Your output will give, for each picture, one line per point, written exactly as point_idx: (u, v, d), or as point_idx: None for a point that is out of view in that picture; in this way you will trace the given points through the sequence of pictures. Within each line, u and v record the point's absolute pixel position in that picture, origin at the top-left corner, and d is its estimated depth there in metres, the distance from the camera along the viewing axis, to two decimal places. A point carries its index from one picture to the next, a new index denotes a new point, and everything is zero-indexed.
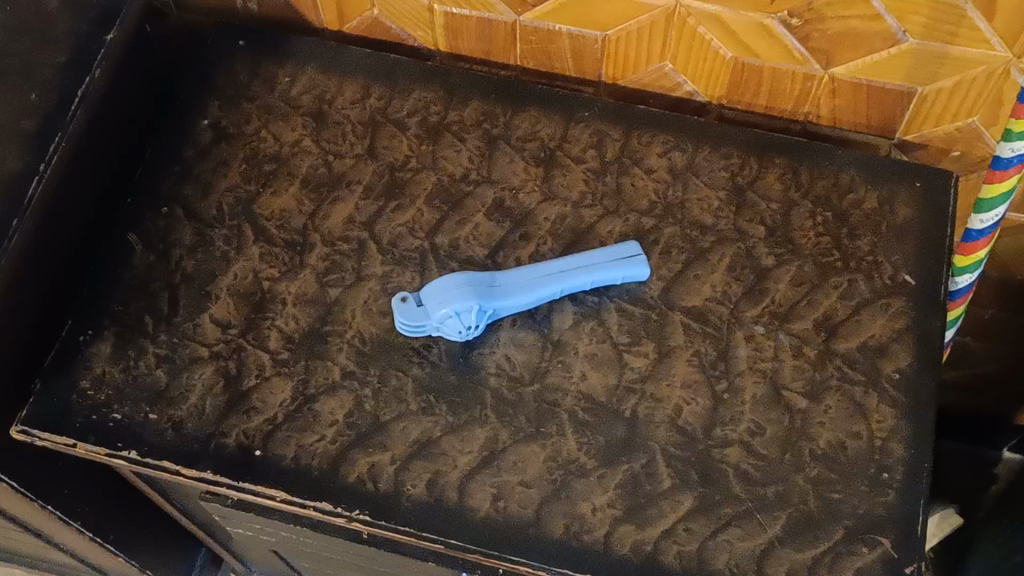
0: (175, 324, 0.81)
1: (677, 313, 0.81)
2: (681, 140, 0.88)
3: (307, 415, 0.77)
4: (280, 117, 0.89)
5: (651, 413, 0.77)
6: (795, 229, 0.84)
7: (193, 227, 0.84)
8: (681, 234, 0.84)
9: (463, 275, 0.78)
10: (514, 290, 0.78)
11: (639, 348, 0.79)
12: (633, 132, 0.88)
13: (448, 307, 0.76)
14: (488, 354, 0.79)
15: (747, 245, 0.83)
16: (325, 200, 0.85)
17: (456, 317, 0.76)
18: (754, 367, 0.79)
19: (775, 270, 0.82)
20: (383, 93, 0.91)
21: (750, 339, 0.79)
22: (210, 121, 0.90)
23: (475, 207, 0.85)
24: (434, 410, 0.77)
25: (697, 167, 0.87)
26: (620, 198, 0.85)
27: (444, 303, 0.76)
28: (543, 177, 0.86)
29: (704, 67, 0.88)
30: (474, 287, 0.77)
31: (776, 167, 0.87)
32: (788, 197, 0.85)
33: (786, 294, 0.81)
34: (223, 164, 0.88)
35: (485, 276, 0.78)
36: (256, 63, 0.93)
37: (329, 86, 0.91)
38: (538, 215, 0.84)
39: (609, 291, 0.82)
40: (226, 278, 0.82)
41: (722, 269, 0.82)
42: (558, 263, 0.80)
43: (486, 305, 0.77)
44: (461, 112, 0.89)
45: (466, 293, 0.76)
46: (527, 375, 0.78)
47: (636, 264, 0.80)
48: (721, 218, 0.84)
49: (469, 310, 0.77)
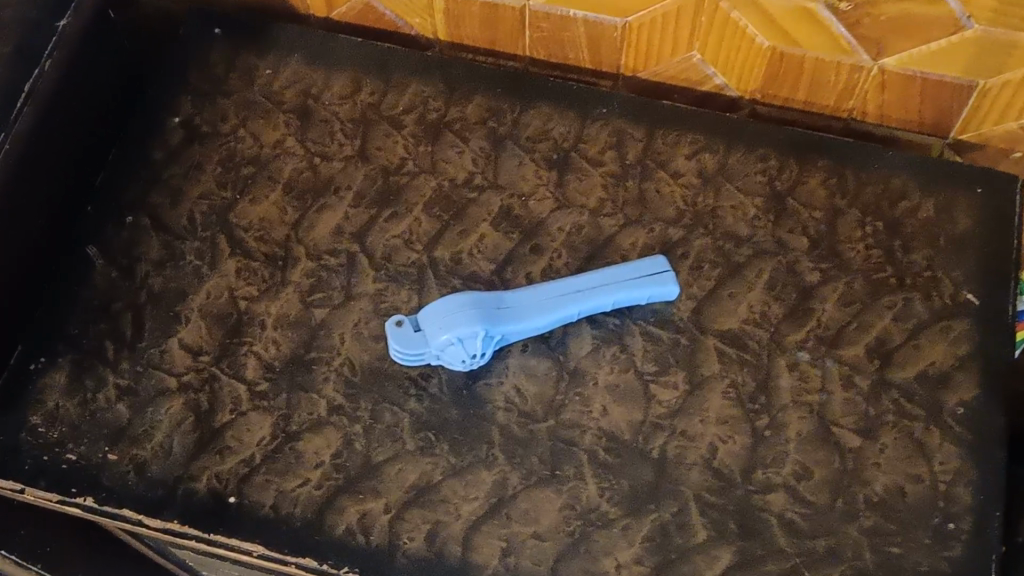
0: (139, 350, 0.71)
1: (710, 338, 0.71)
2: (711, 139, 0.78)
3: (288, 455, 0.67)
4: (260, 115, 0.79)
5: (681, 454, 0.67)
6: (842, 241, 0.74)
7: (161, 240, 0.74)
8: (713, 247, 0.74)
9: (468, 295, 0.68)
10: (526, 313, 0.68)
11: (667, 378, 0.70)
12: (657, 131, 0.78)
13: (450, 332, 0.67)
14: (496, 386, 0.70)
15: (788, 259, 0.73)
16: (310, 208, 0.76)
17: (460, 344, 0.67)
18: (799, 400, 0.69)
19: (820, 288, 0.73)
20: (376, 87, 0.80)
21: (793, 368, 0.70)
22: (181, 118, 0.80)
23: (479, 215, 0.75)
24: (433, 450, 0.67)
25: (731, 171, 0.77)
26: (644, 206, 0.75)
27: (446, 328, 0.67)
28: (556, 181, 0.76)
29: (737, 57, 0.78)
30: (478, 310, 0.67)
31: (820, 170, 0.77)
32: (833, 205, 0.75)
33: (833, 316, 0.72)
34: (195, 167, 0.77)
35: (493, 296, 0.69)
36: (233, 54, 0.82)
37: (315, 79, 0.81)
38: (551, 225, 0.75)
39: (633, 312, 0.72)
40: (197, 297, 0.72)
41: (759, 287, 0.73)
42: (576, 281, 0.70)
43: (494, 330, 0.68)
44: (464, 109, 0.79)
45: (471, 317, 0.67)
46: (540, 409, 0.69)
47: (665, 281, 0.71)
48: (758, 228, 0.75)
49: (475, 336, 0.67)
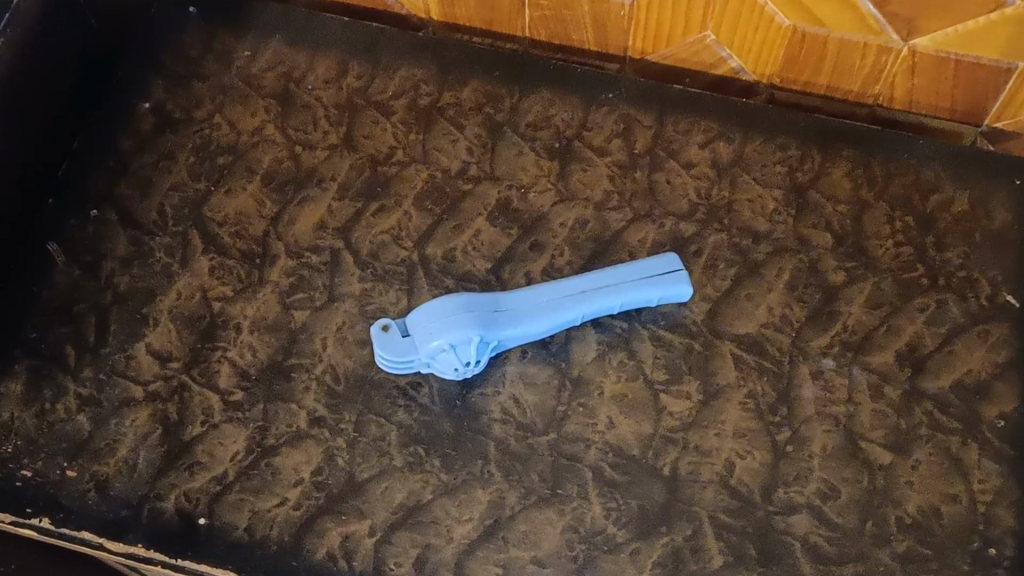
0: (103, 357, 0.65)
1: (726, 343, 0.65)
2: (726, 127, 0.72)
3: (264, 472, 0.62)
4: (238, 100, 0.73)
5: (695, 471, 0.61)
6: (869, 237, 0.68)
7: (128, 236, 0.68)
8: (728, 244, 0.68)
9: (461, 297, 0.62)
10: (525, 316, 0.62)
11: (679, 388, 0.64)
12: (668, 118, 0.72)
13: (442, 338, 0.60)
14: (492, 396, 0.64)
15: (811, 257, 0.67)
16: (291, 201, 0.69)
17: (453, 351, 0.61)
18: (824, 412, 0.63)
19: (846, 289, 0.67)
20: (364, 70, 0.74)
21: (817, 377, 0.64)
22: (152, 104, 0.74)
23: (475, 209, 0.69)
24: (424, 467, 0.61)
25: (748, 161, 0.71)
26: (654, 199, 0.69)
27: (437, 334, 0.61)
28: (558, 172, 0.70)
29: (754, 37, 0.72)
30: (473, 314, 0.61)
31: (844, 160, 0.71)
32: (859, 198, 0.70)
33: (860, 319, 0.66)
34: (167, 157, 0.71)
35: (488, 298, 0.63)
36: (209, 35, 0.76)
37: (297, 61, 0.75)
38: (553, 220, 0.69)
39: (642, 315, 0.66)
40: (167, 298, 0.67)
41: (780, 288, 0.67)
42: (579, 281, 0.64)
43: (490, 335, 0.61)
44: (459, 94, 0.73)
45: (465, 321, 0.61)
46: (540, 422, 0.63)
47: (677, 281, 0.65)
48: (778, 224, 0.69)
49: (469, 342, 0.61)
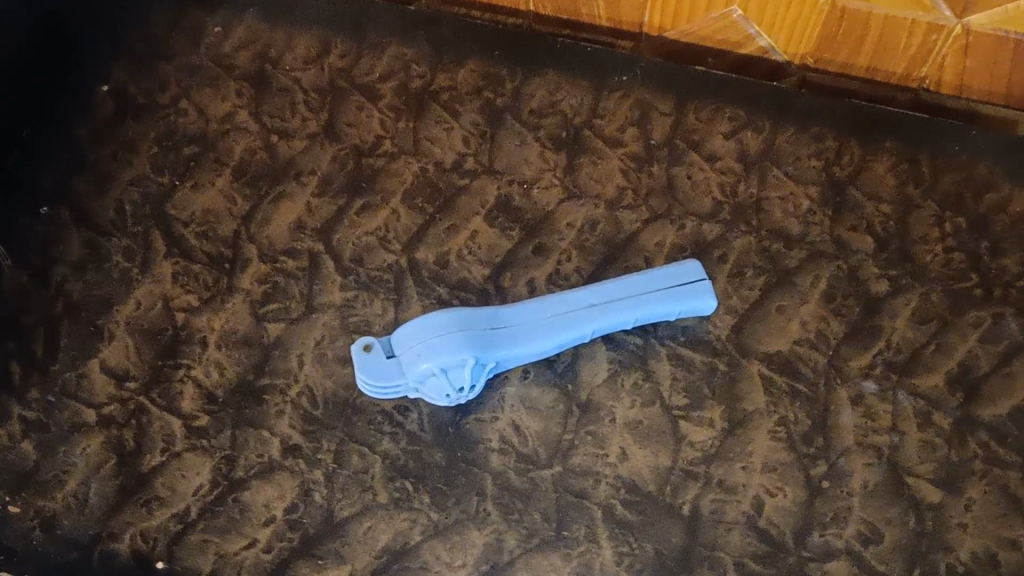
0: (52, 375, 0.58)
1: (754, 363, 0.58)
2: (754, 115, 0.64)
3: (231, 509, 0.54)
4: (206, 82, 0.66)
5: (719, 511, 0.54)
6: (915, 241, 0.61)
7: (83, 236, 0.61)
8: (757, 248, 0.60)
9: (455, 312, 0.55)
10: (527, 334, 0.55)
11: (701, 414, 0.56)
12: (688, 104, 0.64)
13: (431, 361, 0.53)
14: (489, 423, 0.56)
15: (851, 263, 0.60)
16: (265, 196, 0.62)
17: (443, 376, 0.53)
18: (865, 443, 0.55)
19: (889, 301, 0.59)
20: (348, 48, 0.67)
21: (857, 402, 0.56)
22: (112, 87, 0.66)
23: (471, 207, 0.61)
24: (412, 504, 0.54)
25: (779, 154, 0.63)
26: (673, 196, 0.62)
27: (425, 355, 0.53)
28: (565, 165, 0.63)
29: (788, 13, 0.64)
30: (466, 333, 0.54)
31: (887, 153, 0.63)
32: (904, 196, 0.62)
33: (905, 336, 0.58)
34: (127, 147, 0.64)
35: (485, 313, 0.55)
36: (176, 10, 0.69)
37: (274, 39, 0.67)
38: (559, 220, 0.61)
39: (659, 330, 0.59)
40: (125, 309, 0.59)
41: (815, 299, 0.59)
42: (588, 294, 0.57)
43: (486, 357, 0.54)
44: (454, 75, 0.66)
45: (457, 341, 0.53)
46: (544, 452, 0.55)
47: (700, 292, 0.57)
48: (813, 226, 0.61)
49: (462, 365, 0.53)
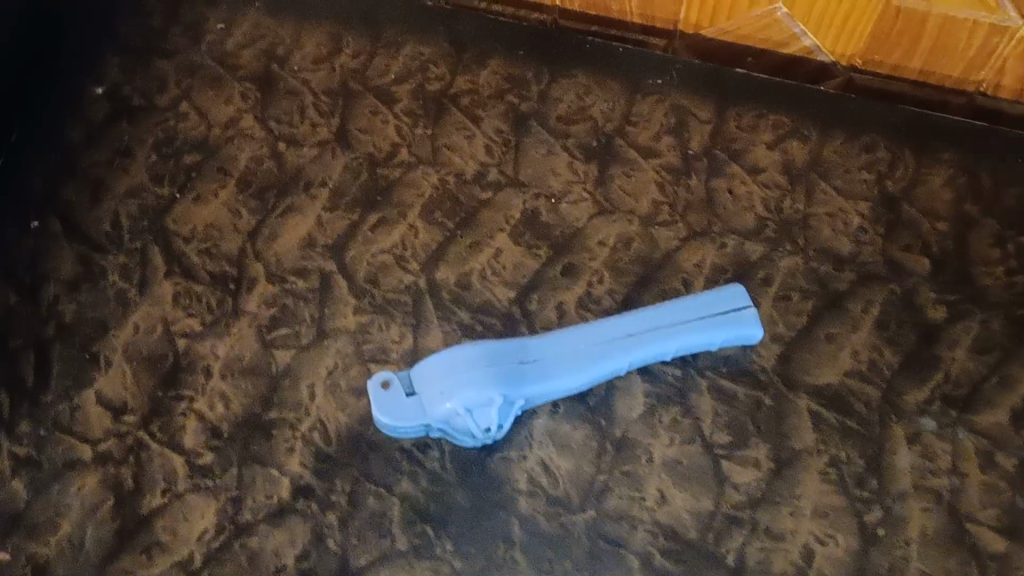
0: (43, 406, 0.53)
1: (802, 397, 0.53)
2: (800, 124, 0.60)
3: (238, 556, 0.50)
4: (208, 82, 0.61)
5: (767, 560, 0.49)
6: (974, 262, 0.56)
7: (75, 252, 0.56)
8: (804, 270, 0.56)
9: (480, 345, 0.50)
10: (559, 369, 0.51)
11: (746, 453, 0.52)
12: (728, 111, 0.60)
13: (454, 400, 0.49)
14: (516, 462, 0.52)
15: (906, 287, 0.56)
16: (273, 209, 0.57)
17: (467, 417, 0.49)
18: (921, 486, 0.51)
19: (947, 329, 0.55)
20: (360, 46, 0.62)
21: (913, 441, 0.52)
22: (106, 88, 0.61)
23: (495, 223, 0.57)
24: (435, 552, 0.50)
25: (827, 166, 0.59)
26: (714, 211, 0.57)
27: (447, 394, 0.49)
28: (597, 177, 0.58)
29: (837, 9, 0.57)
30: (493, 368, 0.49)
31: (943, 165, 0.59)
32: (962, 212, 0.58)
33: (965, 367, 0.54)
34: (123, 153, 0.59)
35: (513, 345, 0.51)
36: (174, 3, 0.64)
37: (281, 35, 0.62)
38: (590, 237, 0.56)
39: (698, 360, 0.54)
40: (122, 333, 0.55)
41: (867, 326, 0.55)
42: (625, 322, 0.52)
43: (514, 395, 0.50)
44: (475, 77, 0.61)
45: (482, 379, 0.49)
46: (575, 496, 0.51)
47: (745, 320, 0.53)
48: (865, 245, 0.57)
49: (487, 404, 0.49)
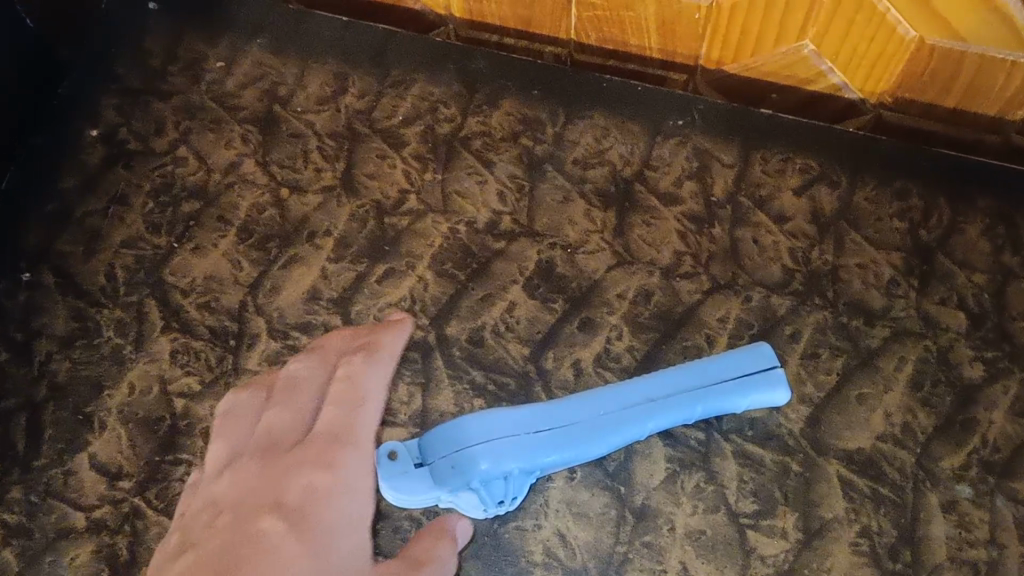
0: (33, 471, 0.51)
1: (833, 462, 0.50)
2: (829, 168, 0.57)
3: None
4: (208, 125, 0.59)
5: None
6: (1012, 316, 0.53)
7: (68, 307, 0.54)
8: (834, 325, 0.53)
9: (493, 414, 0.48)
10: (577, 438, 0.48)
11: (773, 522, 0.49)
12: (754, 154, 0.58)
13: (466, 475, 0.47)
14: (531, 532, 0.49)
15: (940, 343, 0.53)
16: (275, 260, 0.55)
17: (481, 491, 0.47)
18: (959, 558, 0.48)
19: (985, 388, 0.52)
20: (367, 86, 0.59)
21: (949, 510, 0.49)
22: (101, 131, 0.59)
23: (508, 274, 0.54)
24: None
25: (857, 213, 0.56)
26: (738, 261, 0.55)
27: (459, 469, 0.47)
28: (614, 226, 0.56)
29: (867, 49, 0.54)
30: (505, 441, 0.47)
31: (978, 214, 0.56)
32: (999, 263, 0.55)
33: (1003, 430, 0.51)
34: (119, 200, 0.57)
35: (528, 413, 0.48)
36: (174, 40, 0.61)
37: (284, 74, 0.60)
38: (608, 290, 0.54)
39: (723, 422, 0.52)
40: (117, 393, 0.52)
41: (900, 386, 0.52)
42: (646, 387, 0.49)
43: (530, 467, 0.47)
44: (487, 118, 0.59)
45: (495, 452, 0.47)
46: (593, 568, 0.48)
47: (771, 382, 0.50)
48: (898, 299, 0.54)
49: (501, 478, 0.47)
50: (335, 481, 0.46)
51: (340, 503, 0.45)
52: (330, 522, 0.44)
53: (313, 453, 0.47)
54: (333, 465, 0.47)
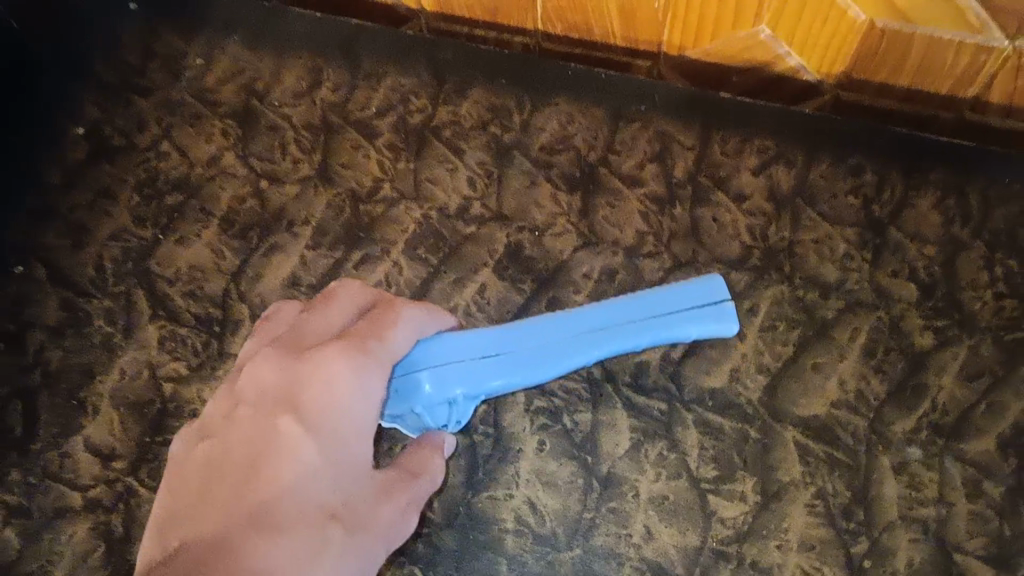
0: (31, 455, 0.53)
1: (790, 428, 0.53)
2: (787, 147, 0.59)
3: None
4: (188, 120, 0.61)
5: None
6: (963, 285, 0.55)
7: (59, 299, 0.57)
8: (790, 298, 0.56)
9: (445, 340, 0.50)
10: (522, 364, 0.50)
11: (733, 487, 0.52)
12: (714, 135, 0.59)
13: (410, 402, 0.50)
14: (503, 500, 0.52)
15: (892, 314, 0.55)
16: (256, 248, 0.57)
17: (423, 414, 0.50)
18: (909, 517, 0.51)
19: (936, 355, 0.54)
20: (341, 79, 0.61)
21: (900, 472, 0.52)
22: (86, 128, 0.61)
23: (478, 257, 0.57)
24: None
25: (813, 192, 0.58)
26: (698, 240, 0.57)
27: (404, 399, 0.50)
28: (580, 208, 0.58)
29: (820, 32, 0.57)
30: (445, 373, 0.50)
31: (932, 189, 0.58)
32: (951, 235, 0.57)
33: (953, 395, 0.53)
34: (105, 195, 0.59)
35: (477, 339, 0.51)
36: (152, 37, 0.63)
37: (261, 69, 0.62)
38: (575, 269, 0.56)
39: (685, 394, 0.54)
40: (109, 378, 0.55)
41: (854, 355, 0.54)
42: (592, 316, 0.51)
43: (474, 392, 0.50)
44: (456, 107, 0.61)
45: (440, 379, 0.50)
46: (562, 533, 0.51)
47: (722, 316, 0.51)
48: (852, 272, 0.56)
49: (442, 403, 0.50)
50: (351, 370, 0.42)
51: (362, 378, 0.43)
52: (342, 398, 0.42)
53: (370, 326, 0.46)
54: (358, 355, 0.43)
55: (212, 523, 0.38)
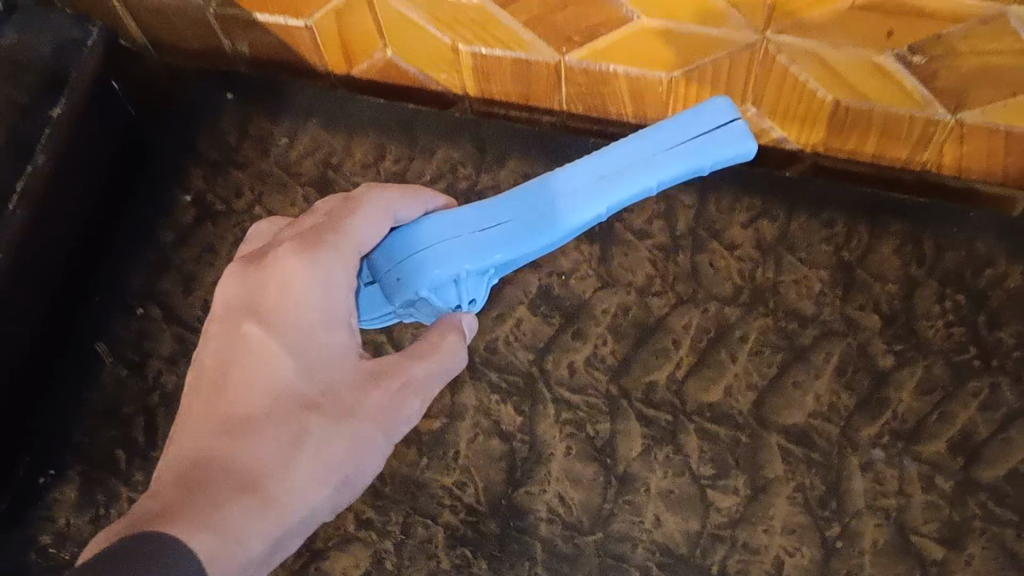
0: (153, 460, 0.65)
1: (774, 434, 0.64)
2: (770, 204, 0.71)
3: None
4: (276, 188, 0.74)
5: (744, 570, 0.61)
6: (919, 316, 0.67)
7: (173, 334, 0.69)
8: (774, 328, 0.67)
9: (430, 226, 0.54)
10: (525, 233, 0.53)
11: (726, 483, 0.63)
12: (709, 195, 0.72)
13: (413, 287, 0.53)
14: (538, 494, 0.63)
15: (860, 340, 0.66)
16: None
17: (429, 297, 0.54)
18: (874, 506, 0.62)
19: (896, 374, 0.65)
20: (401, 153, 0.74)
21: (866, 469, 0.63)
22: (193, 196, 0.74)
23: (515, 296, 0.69)
24: (471, 569, 0.62)
25: (794, 240, 0.70)
26: (697, 282, 0.69)
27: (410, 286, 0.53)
28: (599, 256, 0.70)
29: (796, 109, 0.68)
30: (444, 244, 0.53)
31: (892, 237, 0.69)
32: (908, 275, 0.68)
33: (911, 406, 0.64)
34: (209, 250, 0.72)
35: (479, 213, 0.54)
36: (246, 121, 0.77)
37: (335, 145, 0.75)
38: (595, 306, 0.68)
39: (687, 407, 0.65)
40: None
41: (828, 374, 0.65)
42: (593, 167, 0.53)
43: (478, 268, 0.54)
44: (496, 175, 0.73)
45: (442, 267, 0.53)
46: (586, 520, 0.63)
47: (725, 138, 0.52)
48: (826, 306, 0.67)
49: (449, 282, 0.54)
50: (297, 266, 0.48)
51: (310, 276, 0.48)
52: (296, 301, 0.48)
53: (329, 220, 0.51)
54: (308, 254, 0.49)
55: (203, 434, 0.46)
